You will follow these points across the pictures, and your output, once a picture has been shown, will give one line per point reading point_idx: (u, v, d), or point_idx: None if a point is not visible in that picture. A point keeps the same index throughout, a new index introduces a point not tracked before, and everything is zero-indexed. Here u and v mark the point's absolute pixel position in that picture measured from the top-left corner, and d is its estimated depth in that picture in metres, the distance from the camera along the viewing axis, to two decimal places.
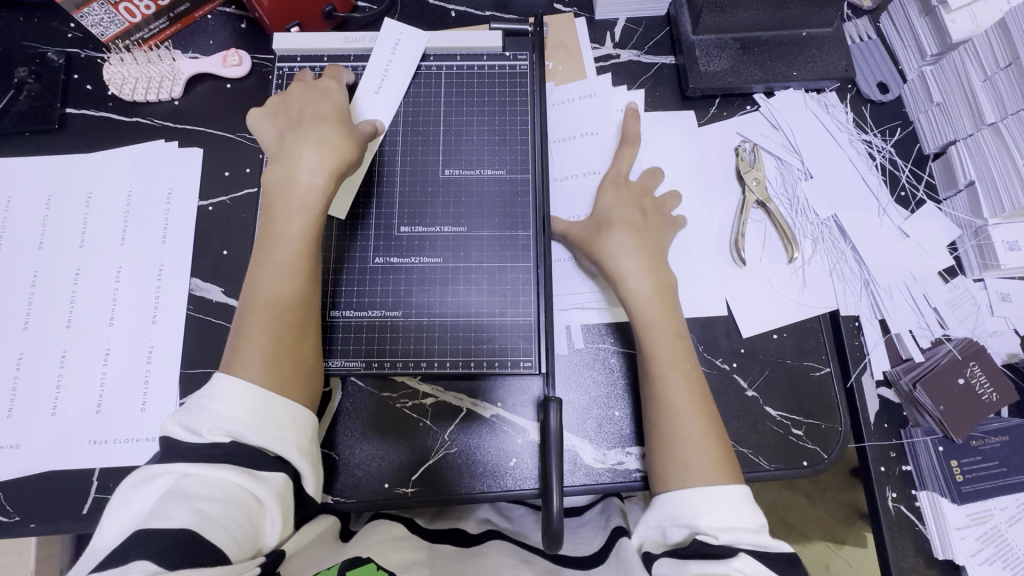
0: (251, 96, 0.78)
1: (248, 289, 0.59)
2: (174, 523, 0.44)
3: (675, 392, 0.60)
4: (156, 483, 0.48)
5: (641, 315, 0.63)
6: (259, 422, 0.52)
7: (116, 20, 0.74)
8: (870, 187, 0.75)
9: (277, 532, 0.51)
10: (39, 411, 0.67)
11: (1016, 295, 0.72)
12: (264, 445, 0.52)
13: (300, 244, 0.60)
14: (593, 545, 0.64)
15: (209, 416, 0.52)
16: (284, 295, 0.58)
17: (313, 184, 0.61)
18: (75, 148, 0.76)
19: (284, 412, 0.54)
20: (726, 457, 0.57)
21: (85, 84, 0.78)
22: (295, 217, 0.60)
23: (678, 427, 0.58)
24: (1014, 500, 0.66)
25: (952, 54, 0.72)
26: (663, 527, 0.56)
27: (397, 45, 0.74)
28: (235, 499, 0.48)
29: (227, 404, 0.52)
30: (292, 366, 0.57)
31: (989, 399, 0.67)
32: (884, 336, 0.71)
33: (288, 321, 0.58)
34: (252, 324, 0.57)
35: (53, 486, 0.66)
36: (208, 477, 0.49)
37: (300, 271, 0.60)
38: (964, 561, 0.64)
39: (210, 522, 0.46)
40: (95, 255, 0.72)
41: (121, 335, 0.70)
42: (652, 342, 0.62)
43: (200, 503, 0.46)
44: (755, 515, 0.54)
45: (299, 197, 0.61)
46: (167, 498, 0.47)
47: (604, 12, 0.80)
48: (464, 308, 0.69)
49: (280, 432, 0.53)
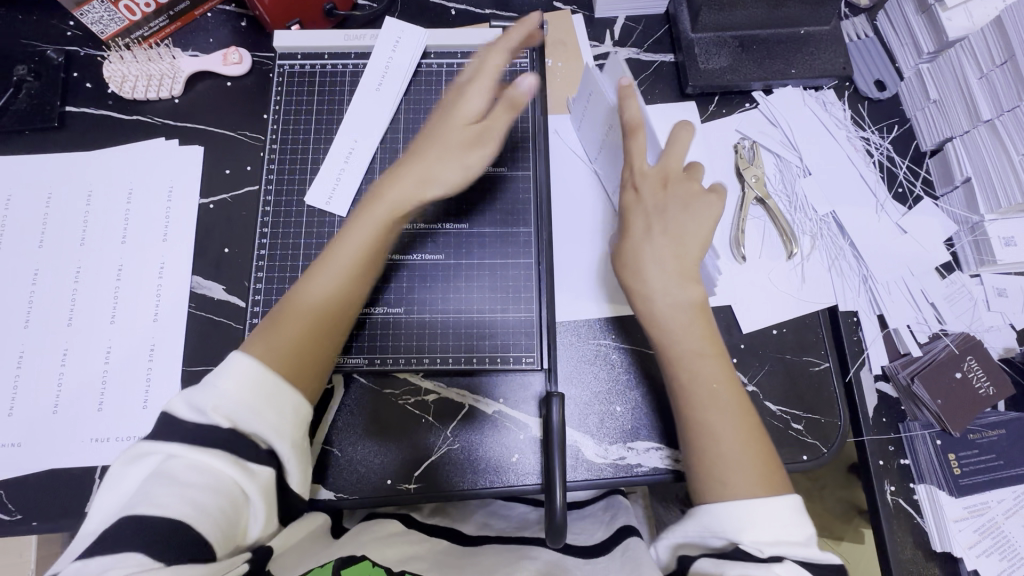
0: (252, 95, 0.78)
1: (299, 284, 0.61)
2: (162, 513, 0.45)
3: (711, 407, 0.58)
4: (146, 460, 0.48)
5: (671, 324, 0.61)
6: (262, 408, 0.52)
7: (116, 18, 0.74)
8: (868, 183, 0.76)
9: (260, 526, 0.51)
10: (41, 409, 0.67)
11: (1013, 291, 0.72)
12: (257, 433, 0.51)
13: (365, 251, 0.61)
14: (594, 536, 0.67)
15: (218, 389, 0.51)
16: (326, 298, 0.60)
17: (398, 203, 0.63)
18: (75, 146, 0.76)
19: (289, 402, 0.53)
20: (771, 470, 0.56)
21: (85, 82, 0.78)
22: (368, 226, 0.62)
23: (716, 453, 0.57)
24: (1010, 493, 0.67)
25: (948, 52, 0.72)
26: (702, 535, 0.55)
27: (398, 42, 0.74)
28: (223, 487, 0.48)
29: (232, 383, 0.51)
30: (315, 361, 0.58)
31: (986, 393, 0.67)
32: (883, 331, 0.71)
33: (322, 317, 0.59)
34: (290, 315, 0.59)
35: (54, 484, 0.66)
36: (196, 464, 0.48)
37: (353, 275, 0.61)
38: (962, 553, 0.65)
39: (197, 514, 0.46)
40: (96, 254, 0.72)
41: (123, 333, 0.70)
42: (683, 349, 0.60)
43: (186, 491, 0.46)
44: (802, 528, 0.54)
45: (381, 210, 0.62)
46: (154, 481, 0.47)
47: (604, 11, 0.81)
48: (466, 304, 0.69)
49: (282, 419, 0.52)
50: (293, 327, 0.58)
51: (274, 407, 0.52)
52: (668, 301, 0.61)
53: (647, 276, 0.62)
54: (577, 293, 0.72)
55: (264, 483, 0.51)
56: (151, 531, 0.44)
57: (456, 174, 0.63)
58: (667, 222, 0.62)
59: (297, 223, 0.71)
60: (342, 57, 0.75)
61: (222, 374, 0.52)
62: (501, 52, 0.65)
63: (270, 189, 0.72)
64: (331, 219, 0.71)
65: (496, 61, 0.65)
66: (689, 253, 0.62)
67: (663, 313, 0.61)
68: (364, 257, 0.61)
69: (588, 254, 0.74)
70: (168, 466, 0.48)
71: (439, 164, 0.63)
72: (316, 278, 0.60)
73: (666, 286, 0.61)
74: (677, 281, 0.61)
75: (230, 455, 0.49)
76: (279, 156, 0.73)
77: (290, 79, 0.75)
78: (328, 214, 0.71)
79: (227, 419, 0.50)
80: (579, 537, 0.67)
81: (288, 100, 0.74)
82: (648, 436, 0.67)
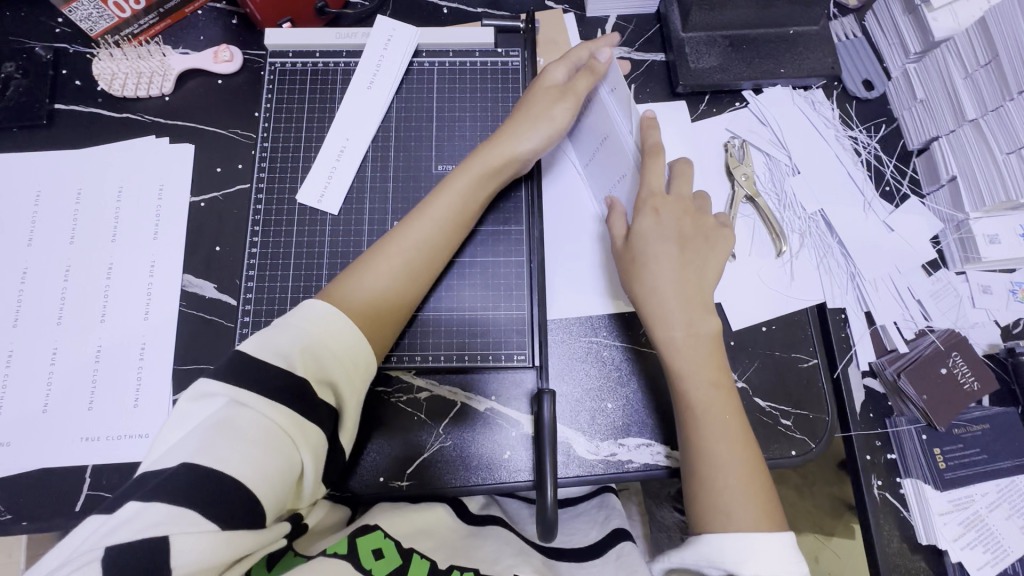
0: (243, 92, 0.78)
1: (364, 260, 0.62)
2: (227, 470, 0.45)
3: (722, 440, 0.59)
4: (218, 406, 0.49)
5: (682, 358, 0.61)
6: (334, 367, 0.53)
7: (105, 15, 0.74)
8: (856, 182, 0.76)
9: (313, 491, 0.52)
10: (31, 407, 0.67)
11: (997, 287, 0.73)
12: (322, 387, 0.52)
13: (429, 245, 0.63)
14: (588, 536, 0.68)
15: (298, 337, 0.53)
16: (394, 276, 0.61)
17: (448, 215, 0.65)
18: (64, 143, 0.76)
19: (360, 354, 0.55)
20: (771, 504, 0.57)
21: (74, 80, 0.77)
22: (429, 224, 0.64)
23: (721, 483, 0.57)
24: (994, 486, 0.68)
25: (934, 52, 0.73)
26: (700, 565, 0.57)
27: (389, 41, 0.74)
28: (287, 451, 0.49)
29: (314, 330, 0.54)
30: (378, 331, 0.60)
31: (970, 388, 0.68)
32: (870, 327, 0.72)
33: (388, 297, 0.61)
34: (359, 289, 0.60)
35: (44, 483, 0.65)
36: (266, 422, 0.49)
37: (420, 261, 0.63)
38: (947, 546, 0.66)
39: (257, 476, 0.46)
40: (86, 252, 0.72)
41: (113, 331, 0.70)
42: (696, 383, 0.61)
43: (254, 451, 0.47)
44: (798, 564, 0.55)
45: (436, 213, 0.64)
46: (224, 429, 0.47)
47: (596, 10, 0.81)
48: (458, 302, 0.69)
49: (350, 378, 0.54)
50: (360, 298, 0.59)
51: (348, 363, 0.54)
52: (680, 337, 0.62)
53: (663, 308, 0.62)
54: (569, 290, 0.73)
55: (317, 450, 0.52)
56: (209, 485, 0.44)
57: (540, 138, 0.66)
58: (681, 257, 0.63)
59: (289, 221, 0.71)
60: (334, 55, 0.75)
61: (298, 326, 0.54)
62: (584, 49, 0.68)
63: (262, 187, 0.72)
64: (323, 218, 0.71)
65: (579, 55, 0.68)
66: (701, 287, 0.63)
67: (676, 345, 0.62)
68: (446, 222, 0.64)
69: (579, 252, 0.74)
70: (240, 418, 0.48)
71: (526, 130, 0.66)
72: (383, 254, 0.62)
73: (678, 322, 0.62)
74: (690, 318, 0.62)
75: (294, 416, 0.50)
76: (270, 153, 0.73)
77: (282, 76, 0.75)
78: (320, 212, 0.71)
79: (302, 363, 0.52)
80: (575, 538, 0.68)
81: (280, 98, 0.74)
82: (639, 432, 0.68)
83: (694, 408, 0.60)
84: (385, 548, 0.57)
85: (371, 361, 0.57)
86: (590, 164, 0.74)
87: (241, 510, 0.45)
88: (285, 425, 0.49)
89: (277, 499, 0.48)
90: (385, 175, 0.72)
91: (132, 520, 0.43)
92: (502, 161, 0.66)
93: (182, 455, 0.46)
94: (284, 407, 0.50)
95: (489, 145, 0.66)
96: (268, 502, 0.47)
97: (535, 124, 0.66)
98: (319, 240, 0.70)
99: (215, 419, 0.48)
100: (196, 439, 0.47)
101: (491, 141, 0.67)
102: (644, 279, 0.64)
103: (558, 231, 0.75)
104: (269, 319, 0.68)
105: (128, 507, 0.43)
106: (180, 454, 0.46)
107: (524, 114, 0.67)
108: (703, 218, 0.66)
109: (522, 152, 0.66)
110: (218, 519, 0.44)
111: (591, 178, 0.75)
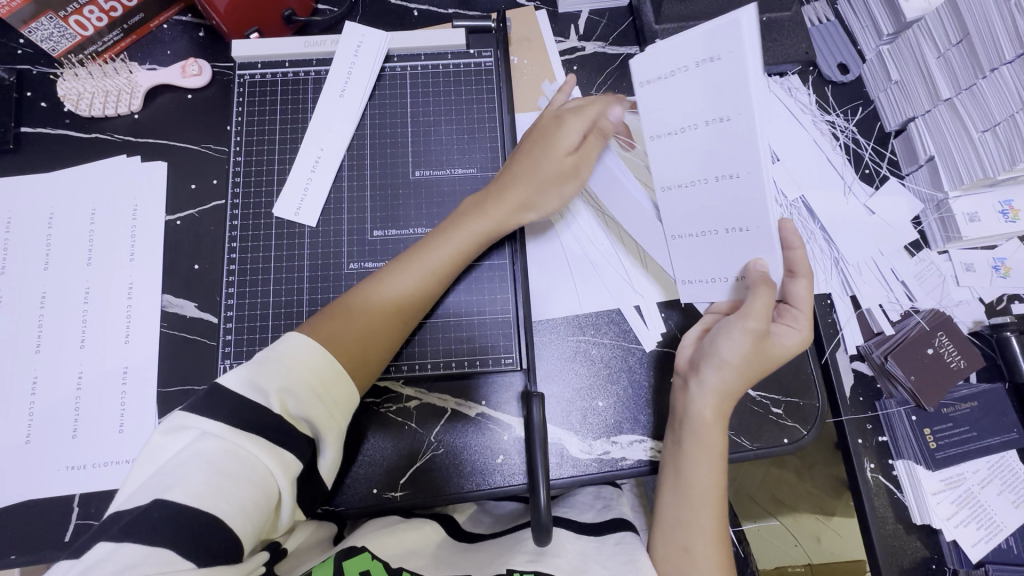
0: (214, 106, 0.77)
1: (361, 288, 0.62)
2: (201, 503, 0.46)
3: (699, 541, 0.58)
4: (190, 437, 0.49)
5: (707, 432, 0.59)
6: (315, 405, 0.53)
7: (66, 34, 0.72)
8: (836, 166, 0.77)
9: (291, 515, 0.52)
10: (13, 438, 0.66)
11: (980, 264, 0.74)
12: (301, 413, 0.52)
13: (429, 276, 0.63)
14: (586, 514, 0.67)
15: (277, 374, 0.52)
16: (376, 306, 0.61)
17: (442, 264, 0.64)
18: (34, 168, 0.74)
19: (341, 392, 0.55)
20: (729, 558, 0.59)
21: (39, 101, 0.76)
22: (415, 276, 0.63)
23: (691, 545, 0.58)
24: (984, 463, 0.69)
25: (906, 33, 0.72)
26: None
27: (359, 47, 0.73)
28: (262, 483, 0.49)
29: (296, 367, 0.53)
30: (361, 365, 0.59)
31: (957, 366, 0.69)
32: (856, 311, 0.72)
33: (384, 318, 0.61)
34: (349, 314, 0.60)
35: (30, 515, 0.64)
36: (241, 452, 0.49)
37: (414, 285, 0.62)
38: (941, 524, 0.66)
39: (231, 509, 0.46)
40: (62, 278, 0.70)
41: (94, 358, 0.68)
42: (710, 464, 0.59)
43: (226, 482, 0.47)
44: None
45: (429, 261, 0.63)
46: (197, 462, 0.47)
47: (567, 5, 0.80)
48: (443, 309, 0.69)
49: (329, 414, 0.54)
50: (343, 329, 0.59)
51: (326, 396, 0.54)
52: (714, 426, 0.59)
53: (727, 393, 0.59)
54: (555, 289, 0.72)
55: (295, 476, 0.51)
56: (184, 522, 0.45)
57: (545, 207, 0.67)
58: (776, 355, 0.59)
59: (267, 236, 0.70)
60: (304, 65, 0.74)
61: (276, 362, 0.53)
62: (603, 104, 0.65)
63: (237, 201, 0.71)
64: (300, 230, 0.70)
65: (595, 111, 0.64)
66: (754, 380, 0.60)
67: (728, 396, 0.59)
68: (440, 272, 0.64)
69: (562, 251, 0.74)
70: (213, 451, 0.48)
71: (534, 195, 0.66)
72: (378, 284, 0.62)
73: (719, 412, 0.59)
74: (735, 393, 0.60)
75: (271, 445, 0.50)
76: (245, 166, 0.72)
77: (252, 88, 0.74)
78: (298, 225, 0.70)
79: (278, 400, 0.51)
80: (570, 513, 0.68)
81: (251, 111, 0.73)
82: (632, 428, 0.68)
83: (689, 448, 0.59)
84: (372, 571, 0.55)
85: (352, 393, 0.56)
86: (660, 142, 0.56)
87: (217, 545, 0.45)
88: (258, 455, 0.49)
89: (254, 528, 0.48)
90: (362, 184, 0.71)
91: (107, 562, 0.42)
92: (509, 224, 0.66)
93: (155, 490, 0.46)
94: (259, 437, 0.50)
95: (494, 205, 0.65)
96: (244, 534, 0.47)
97: (544, 192, 0.66)
98: (298, 254, 0.69)
99: (187, 451, 0.48)
100: (168, 473, 0.47)
101: (491, 207, 0.65)
102: (716, 364, 0.59)
103: (543, 235, 0.74)
104: (251, 337, 0.67)
105: (98, 549, 0.43)
106: (153, 490, 0.46)
107: (530, 172, 0.65)
108: (761, 346, 0.57)
109: (526, 215, 0.66)
110: (194, 556, 0.44)
111: (669, 148, 0.55)
